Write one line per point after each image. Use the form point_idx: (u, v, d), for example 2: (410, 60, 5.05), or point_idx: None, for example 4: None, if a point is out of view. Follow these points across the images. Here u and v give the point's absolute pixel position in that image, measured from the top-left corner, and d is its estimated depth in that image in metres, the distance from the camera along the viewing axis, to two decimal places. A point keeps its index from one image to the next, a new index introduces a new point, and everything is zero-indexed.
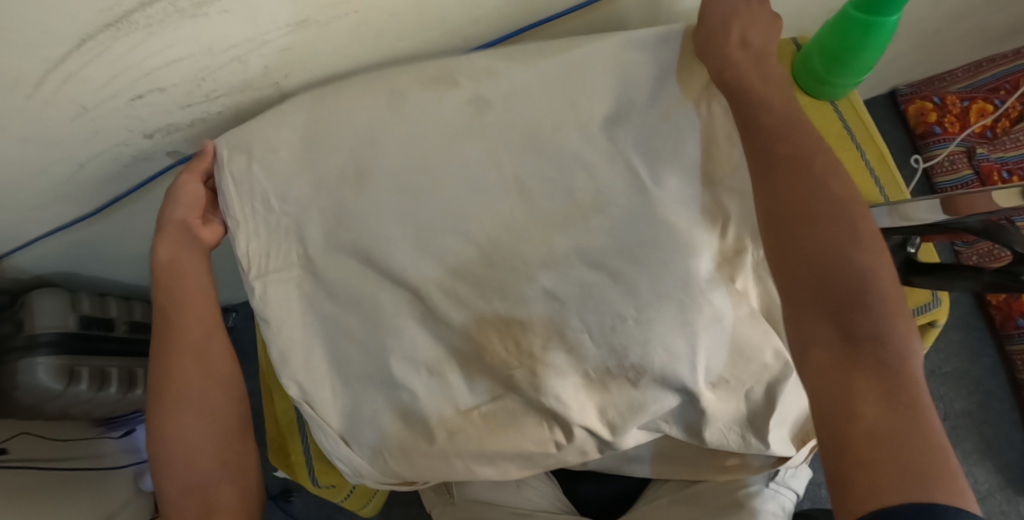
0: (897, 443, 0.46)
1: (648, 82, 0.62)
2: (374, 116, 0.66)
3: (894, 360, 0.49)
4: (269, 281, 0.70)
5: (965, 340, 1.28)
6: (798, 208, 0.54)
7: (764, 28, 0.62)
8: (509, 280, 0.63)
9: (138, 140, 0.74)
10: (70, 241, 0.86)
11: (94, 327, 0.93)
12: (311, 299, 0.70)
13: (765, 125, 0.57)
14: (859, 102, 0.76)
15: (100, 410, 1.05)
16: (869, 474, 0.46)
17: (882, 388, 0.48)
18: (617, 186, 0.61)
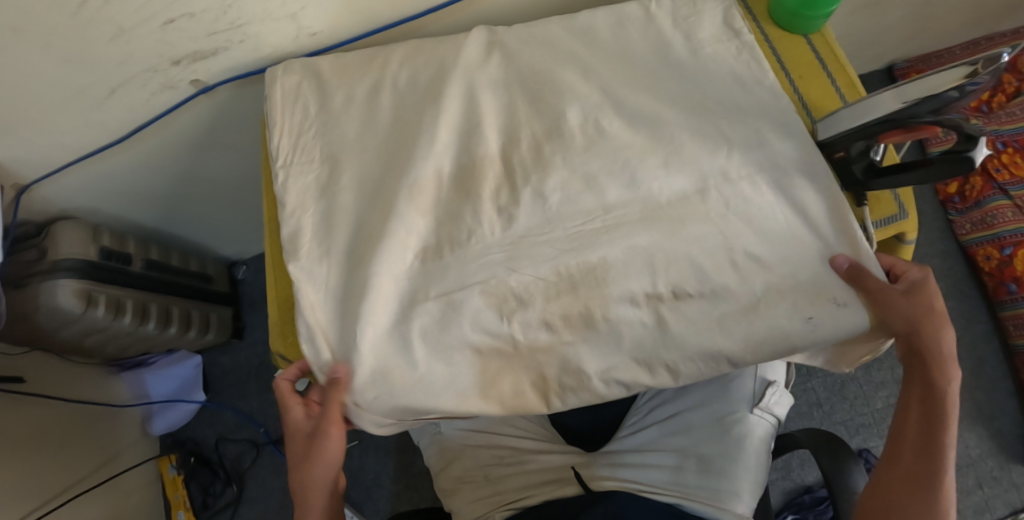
0: None
1: (650, 31, 0.71)
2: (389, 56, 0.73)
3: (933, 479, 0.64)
4: (292, 172, 0.69)
5: (958, 306, 1.16)
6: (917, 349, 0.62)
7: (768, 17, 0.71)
8: (509, 184, 0.65)
9: (167, 66, 0.78)
10: (102, 173, 0.93)
11: (113, 259, 0.98)
12: (326, 192, 0.68)
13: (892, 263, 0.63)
14: (832, 38, 0.75)
15: (114, 346, 1.07)
16: None
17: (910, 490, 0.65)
18: (608, 122, 0.67)
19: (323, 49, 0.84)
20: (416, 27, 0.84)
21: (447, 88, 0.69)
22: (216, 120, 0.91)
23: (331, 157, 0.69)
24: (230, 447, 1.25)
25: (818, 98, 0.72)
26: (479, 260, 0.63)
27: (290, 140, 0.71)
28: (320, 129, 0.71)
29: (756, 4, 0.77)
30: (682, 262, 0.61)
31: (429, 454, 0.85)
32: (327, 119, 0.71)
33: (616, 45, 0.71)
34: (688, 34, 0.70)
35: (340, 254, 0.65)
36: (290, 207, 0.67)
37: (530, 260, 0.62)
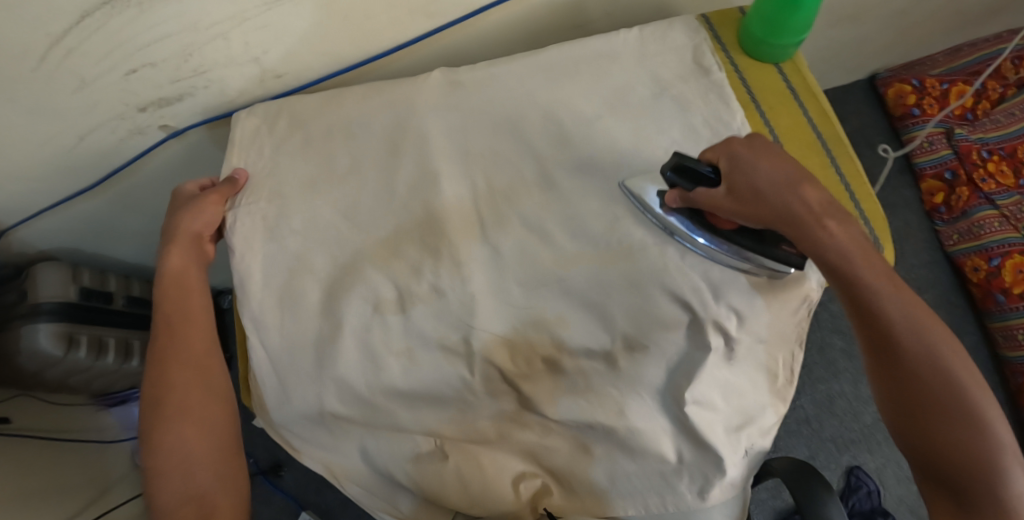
0: (909, 370, 0.59)
1: (610, 74, 0.72)
2: (353, 101, 0.73)
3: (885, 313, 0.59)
4: (241, 214, 0.71)
5: (946, 318, 1.16)
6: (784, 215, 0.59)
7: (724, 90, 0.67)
8: (469, 236, 0.66)
9: (133, 113, 0.78)
10: (78, 215, 0.93)
11: (93, 299, 0.98)
12: (281, 243, 0.69)
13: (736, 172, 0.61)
14: (803, 65, 0.74)
15: (99, 382, 1.07)
16: (907, 392, 0.59)
17: (876, 338, 0.60)
18: (560, 170, 0.67)
19: (290, 89, 0.83)
20: (385, 63, 0.83)
21: (410, 134, 0.70)
22: (191, 159, 0.90)
23: (287, 204, 0.70)
24: None
25: (788, 131, 0.71)
26: (441, 316, 0.64)
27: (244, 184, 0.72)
28: (290, 176, 0.72)
29: (723, 30, 0.75)
30: (636, 314, 0.63)
31: (353, 490, 0.70)
32: (293, 163, 0.72)
33: (582, 92, 0.71)
34: (656, 75, 0.71)
35: (297, 306, 0.67)
36: (238, 252, 0.69)
37: (486, 317, 0.64)
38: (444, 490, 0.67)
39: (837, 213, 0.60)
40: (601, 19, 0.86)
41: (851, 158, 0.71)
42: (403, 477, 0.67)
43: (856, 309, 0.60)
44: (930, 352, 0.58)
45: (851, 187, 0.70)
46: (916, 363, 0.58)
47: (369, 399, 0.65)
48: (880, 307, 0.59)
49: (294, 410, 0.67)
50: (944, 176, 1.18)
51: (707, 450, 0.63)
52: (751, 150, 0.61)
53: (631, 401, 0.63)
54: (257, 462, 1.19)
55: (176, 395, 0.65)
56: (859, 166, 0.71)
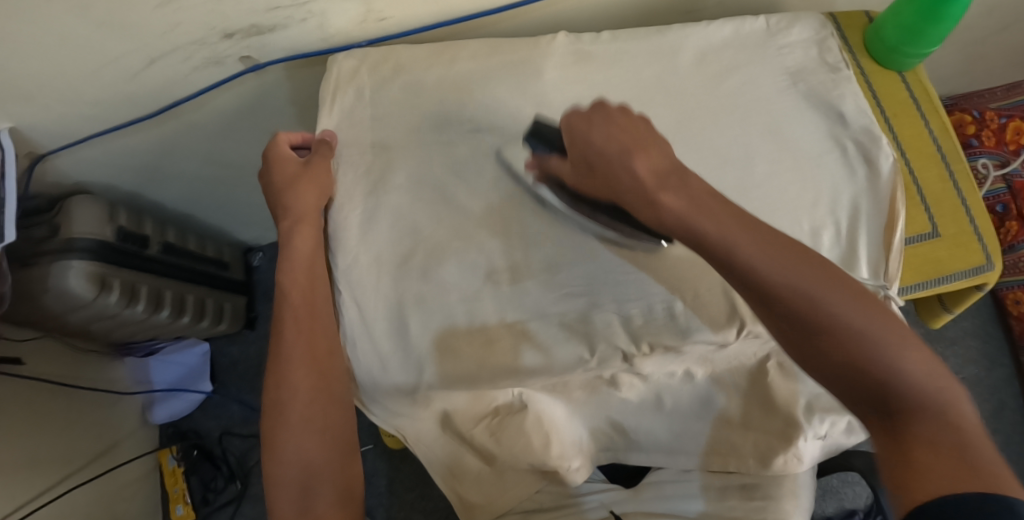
0: (811, 317, 0.47)
1: (744, 62, 0.68)
2: (476, 56, 0.67)
3: (763, 281, 0.47)
4: (346, 161, 0.65)
5: (982, 348, 1.18)
6: (708, 246, 0.49)
7: (605, 118, 0.55)
8: None
9: (216, 39, 0.70)
10: (125, 148, 0.86)
11: (129, 242, 0.91)
12: (376, 198, 0.64)
13: (703, 238, 0.49)
14: (925, 79, 0.73)
15: (119, 332, 0.99)
16: (812, 347, 0.47)
17: (785, 323, 0.47)
18: (690, 162, 0.64)
19: (392, 35, 0.74)
20: (493, 21, 0.75)
21: (533, 98, 0.65)
22: (259, 99, 0.83)
23: (389, 155, 0.65)
24: (235, 442, 1.16)
25: (910, 139, 0.70)
26: (566, 287, 0.60)
27: (345, 129, 0.67)
28: (395, 128, 0.65)
29: (851, 33, 0.74)
30: None
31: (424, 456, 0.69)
32: (395, 111, 0.66)
33: (718, 77, 0.67)
34: (783, 65, 0.69)
35: (387, 260, 0.62)
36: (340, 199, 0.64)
37: (614, 293, 0.59)
38: (524, 451, 0.67)
39: (673, 180, 0.51)
40: (712, 7, 0.80)
41: (968, 173, 0.69)
42: (479, 432, 0.67)
43: (754, 298, 0.48)
44: (804, 303, 0.47)
45: (966, 200, 0.68)
46: (790, 297, 0.47)
47: (475, 377, 0.60)
48: (754, 271, 0.48)
49: (385, 382, 0.62)
50: (996, 208, 1.18)
51: (779, 417, 0.66)
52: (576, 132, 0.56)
53: (716, 368, 0.65)
54: None
55: (288, 386, 0.59)
56: (974, 181, 0.69)
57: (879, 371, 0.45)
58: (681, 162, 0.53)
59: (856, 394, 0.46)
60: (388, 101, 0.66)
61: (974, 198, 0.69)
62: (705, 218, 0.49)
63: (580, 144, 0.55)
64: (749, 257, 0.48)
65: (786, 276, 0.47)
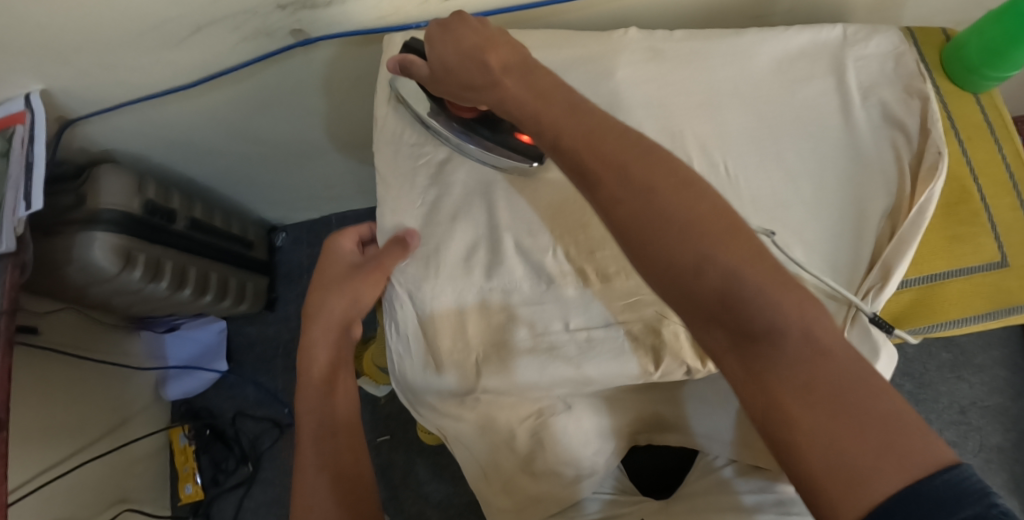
0: (654, 229, 0.43)
1: (820, 72, 0.65)
2: (546, 49, 0.64)
3: (609, 188, 0.45)
4: (401, 151, 0.64)
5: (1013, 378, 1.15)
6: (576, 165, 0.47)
7: (457, 36, 0.54)
8: None
9: (269, 10, 0.67)
10: (159, 117, 0.82)
11: (156, 215, 0.88)
12: (434, 191, 0.62)
13: (562, 143, 0.48)
14: (999, 101, 0.71)
15: (139, 307, 0.96)
16: (650, 266, 0.43)
17: (623, 234, 0.44)
18: (762, 171, 0.61)
19: (452, 19, 0.71)
20: (558, 12, 0.72)
21: (600, 94, 0.62)
22: (303, 75, 0.79)
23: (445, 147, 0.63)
24: (248, 425, 1.13)
25: (984, 164, 0.68)
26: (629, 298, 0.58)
27: (399, 116, 0.65)
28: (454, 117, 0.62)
29: (928, 50, 0.71)
30: None
31: (459, 457, 0.66)
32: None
33: (795, 86, 0.65)
34: (858, 79, 0.65)
35: (444, 260, 0.60)
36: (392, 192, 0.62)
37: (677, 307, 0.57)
38: (563, 455, 0.66)
39: (524, 73, 0.52)
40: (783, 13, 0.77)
41: None
42: (523, 432, 0.64)
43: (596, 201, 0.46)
44: (644, 212, 0.43)
45: None
46: (627, 206, 0.44)
47: (532, 384, 0.59)
48: (599, 179, 0.45)
49: (435, 385, 0.60)
50: None
51: None
52: (439, 43, 0.54)
53: None
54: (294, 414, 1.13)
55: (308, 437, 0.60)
56: None
57: (723, 294, 0.41)
58: (534, 61, 0.53)
59: (710, 327, 0.42)
60: None
61: None
62: (560, 116, 0.49)
63: (444, 56, 0.54)
64: (602, 168, 0.45)
65: (629, 181, 0.44)
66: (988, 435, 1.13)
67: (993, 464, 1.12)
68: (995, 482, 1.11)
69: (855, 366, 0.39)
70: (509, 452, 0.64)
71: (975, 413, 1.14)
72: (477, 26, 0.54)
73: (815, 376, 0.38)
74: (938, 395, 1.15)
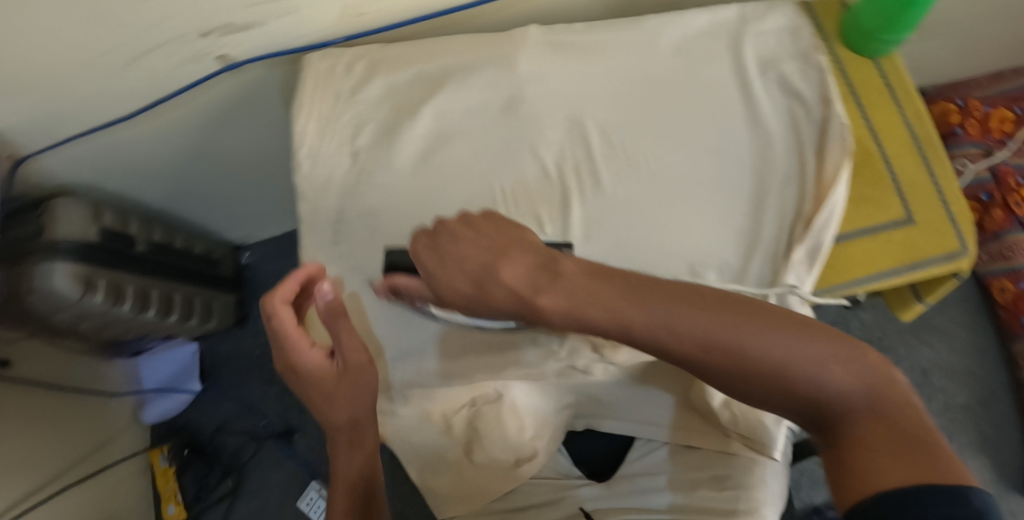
0: (718, 357, 0.48)
1: (717, 49, 0.68)
2: (457, 48, 0.66)
3: (664, 340, 0.48)
4: (319, 161, 0.64)
5: (971, 337, 1.18)
6: (625, 329, 0.49)
7: (460, 256, 0.53)
8: (552, 206, 0.62)
9: (193, 38, 0.69)
10: (111, 144, 0.83)
11: (115, 241, 0.91)
12: (349, 195, 0.63)
13: (608, 323, 0.49)
14: (900, 64, 0.73)
15: (111, 330, 0.99)
16: (722, 381, 0.49)
17: (686, 360, 0.49)
18: (664, 149, 0.64)
19: (368, 32, 0.74)
20: (468, 17, 0.76)
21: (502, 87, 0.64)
22: (240, 96, 0.82)
23: (360, 155, 0.64)
24: (228, 438, 1.16)
25: (885, 127, 0.70)
26: None
27: (317, 125, 0.64)
28: (369, 127, 0.64)
29: (826, 20, 0.74)
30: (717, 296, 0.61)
31: (410, 462, 0.72)
32: (373, 114, 0.65)
33: (698, 64, 0.67)
34: (755, 54, 0.68)
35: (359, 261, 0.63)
36: (310, 203, 0.64)
37: None
38: (501, 442, 0.70)
39: (548, 274, 0.51)
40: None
41: (943, 159, 0.70)
42: (458, 421, 0.70)
43: (659, 351, 0.49)
44: (702, 349, 0.48)
45: (940, 186, 0.69)
46: (685, 349, 0.48)
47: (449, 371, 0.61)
48: (653, 336, 0.48)
49: None
50: (980, 197, 1.19)
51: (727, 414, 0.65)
52: (438, 255, 0.54)
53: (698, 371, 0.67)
54: (269, 425, 1.17)
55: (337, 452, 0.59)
56: (949, 167, 0.69)
57: (789, 388, 0.47)
58: (507, 243, 0.53)
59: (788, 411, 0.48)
60: (366, 100, 0.65)
61: (946, 186, 0.69)
62: (594, 295, 0.49)
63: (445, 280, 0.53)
64: (653, 326, 0.48)
65: (681, 329, 0.48)
66: (951, 395, 1.15)
67: (959, 424, 1.14)
68: (962, 440, 1.13)
69: (903, 410, 0.46)
70: (448, 441, 0.70)
71: (937, 373, 1.16)
72: (465, 244, 0.53)
73: (884, 433, 0.45)
74: (900, 359, 1.16)
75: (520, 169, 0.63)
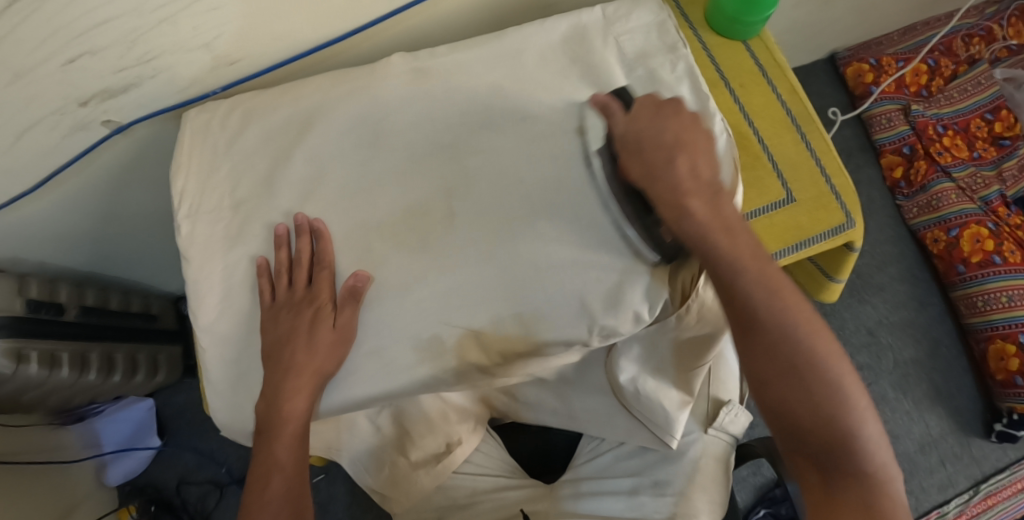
0: (790, 375, 0.54)
1: (581, 54, 0.66)
2: (325, 87, 0.66)
3: (764, 336, 0.55)
4: (200, 220, 0.64)
5: (912, 290, 1.20)
6: (742, 316, 0.55)
7: (655, 134, 0.56)
8: (434, 230, 0.61)
9: (73, 108, 0.69)
10: (32, 221, 0.85)
11: (43, 310, 0.90)
12: (234, 245, 0.64)
13: (744, 307, 0.55)
14: (770, 41, 0.74)
15: (56, 398, 1.00)
16: (775, 394, 0.55)
17: (762, 358, 0.55)
18: None
19: (243, 78, 0.76)
20: (343, 48, 0.77)
21: (364, 115, 0.65)
22: (141, 153, 0.83)
23: (241, 206, 0.64)
24: (192, 489, 1.19)
25: (759, 108, 0.72)
26: (417, 307, 0.60)
27: (196, 181, 0.66)
28: (246, 175, 0.65)
29: (692, 9, 0.75)
30: (611, 293, 0.58)
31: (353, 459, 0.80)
32: (248, 161, 0.65)
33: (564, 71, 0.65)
34: (620, 52, 0.67)
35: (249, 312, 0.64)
36: (194, 261, 0.64)
37: (461, 310, 0.60)
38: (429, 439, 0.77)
39: (710, 199, 0.55)
40: None
41: (821, 133, 0.71)
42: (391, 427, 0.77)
43: (745, 339, 0.56)
44: (801, 355, 0.54)
45: (821, 160, 0.70)
46: (778, 350, 0.54)
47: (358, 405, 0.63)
48: (752, 326, 0.55)
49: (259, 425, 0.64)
50: (903, 150, 1.22)
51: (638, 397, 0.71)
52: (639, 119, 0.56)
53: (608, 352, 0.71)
54: (231, 471, 1.20)
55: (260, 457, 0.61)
56: (827, 140, 0.71)
57: (827, 432, 0.54)
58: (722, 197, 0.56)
59: (802, 449, 0.56)
60: (242, 147, 0.66)
61: (825, 159, 0.70)
62: (751, 281, 0.55)
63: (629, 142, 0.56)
64: (782, 322, 0.54)
65: (797, 343, 0.54)
66: (900, 350, 1.17)
67: (910, 377, 1.16)
68: (916, 394, 1.15)
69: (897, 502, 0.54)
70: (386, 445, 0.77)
71: (883, 331, 1.18)
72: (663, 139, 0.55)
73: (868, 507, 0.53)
74: (845, 322, 1.17)
75: (394, 198, 0.63)
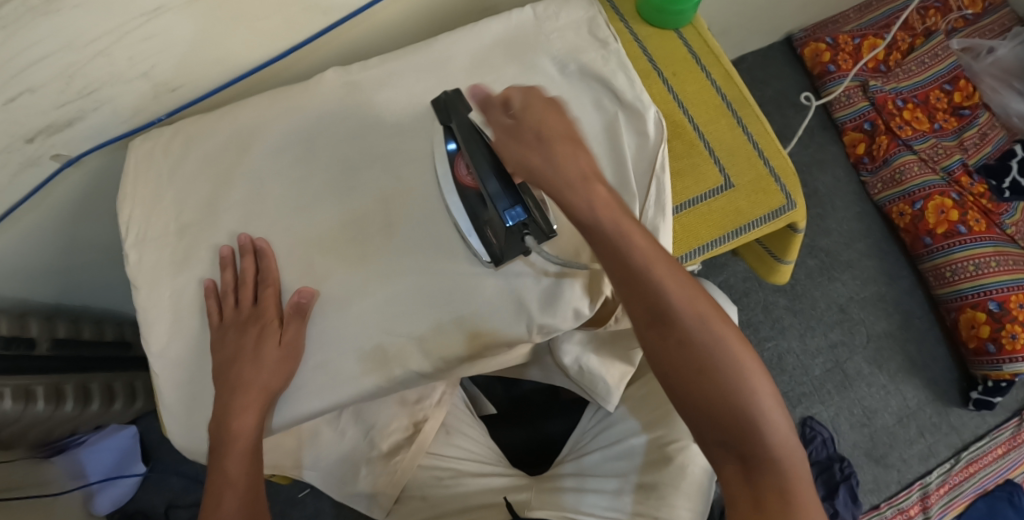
0: (703, 364, 0.54)
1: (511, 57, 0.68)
2: (263, 105, 0.66)
3: (676, 326, 0.54)
4: (145, 247, 0.64)
5: (881, 264, 1.22)
6: (643, 308, 0.55)
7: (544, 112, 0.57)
8: (375, 243, 0.63)
9: (19, 145, 0.69)
10: None
11: (14, 345, 0.91)
12: (182, 270, 0.64)
13: (650, 298, 0.54)
14: (703, 29, 0.75)
15: (37, 432, 1.00)
16: (690, 388, 0.54)
17: (675, 347, 0.54)
18: None
19: (186, 104, 0.76)
20: (283, 66, 0.78)
21: (300, 130, 0.65)
22: (96, 185, 0.83)
23: (186, 231, 0.65)
24: (181, 512, 1.21)
25: (695, 95, 0.72)
26: (363, 319, 0.61)
27: (143, 210, 0.65)
28: (191, 200, 0.65)
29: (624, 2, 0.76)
30: (544, 293, 0.60)
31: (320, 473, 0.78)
32: (191, 186, 0.66)
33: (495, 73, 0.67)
34: (551, 51, 0.68)
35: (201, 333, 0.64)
36: (143, 289, 0.64)
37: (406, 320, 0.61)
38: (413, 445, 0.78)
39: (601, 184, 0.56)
40: None
41: (757, 116, 0.72)
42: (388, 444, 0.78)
43: (655, 329, 0.55)
44: (706, 342, 0.54)
45: (758, 143, 0.71)
46: (688, 338, 0.54)
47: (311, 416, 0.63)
48: (661, 313, 0.54)
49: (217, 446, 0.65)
50: (864, 127, 1.23)
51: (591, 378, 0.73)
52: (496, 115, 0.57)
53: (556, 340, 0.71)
54: None
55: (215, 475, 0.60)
56: (764, 122, 0.72)
57: (740, 421, 0.53)
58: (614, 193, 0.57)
59: (722, 444, 0.55)
60: (185, 173, 0.66)
61: (764, 142, 0.71)
62: (652, 269, 0.55)
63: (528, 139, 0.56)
64: (681, 310, 0.54)
65: (700, 332, 0.54)
66: (872, 324, 1.18)
67: (884, 351, 1.17)
68: (891, 367, 1.17)
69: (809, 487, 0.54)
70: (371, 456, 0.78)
71: (855, 307, 1.19)
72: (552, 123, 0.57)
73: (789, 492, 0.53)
74: (816, 301, 1.18)
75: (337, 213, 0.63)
